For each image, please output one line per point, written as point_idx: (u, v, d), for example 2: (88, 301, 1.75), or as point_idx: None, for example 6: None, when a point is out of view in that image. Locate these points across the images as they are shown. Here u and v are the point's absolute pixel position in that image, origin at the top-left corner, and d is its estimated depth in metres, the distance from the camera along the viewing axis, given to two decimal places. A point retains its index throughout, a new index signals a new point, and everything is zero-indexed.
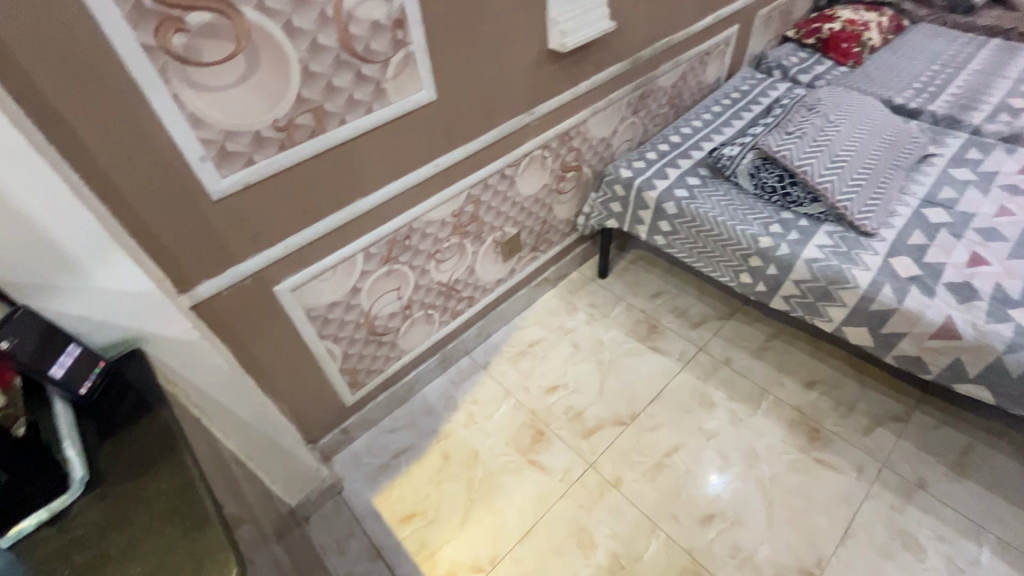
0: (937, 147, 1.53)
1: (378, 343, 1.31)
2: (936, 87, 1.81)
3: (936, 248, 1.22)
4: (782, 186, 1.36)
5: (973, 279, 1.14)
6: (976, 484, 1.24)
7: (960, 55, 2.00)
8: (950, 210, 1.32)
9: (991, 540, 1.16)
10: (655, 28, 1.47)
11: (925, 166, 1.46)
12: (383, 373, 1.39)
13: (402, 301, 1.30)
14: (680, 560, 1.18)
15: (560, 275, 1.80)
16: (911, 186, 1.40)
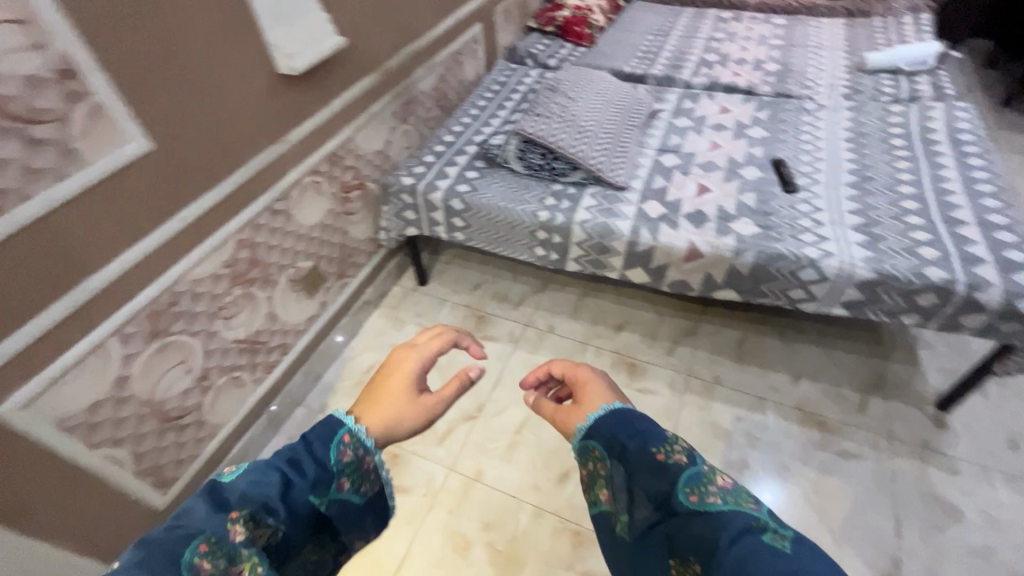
0: (661, 103, 1.82)
1: (178, 430, 1.15)
2: (652, 55, 2.15)
3: (673, 188, 1.45)
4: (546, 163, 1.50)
5: (702, 206, 1.38)
6: (753, 365, 1.52)
7: (665, 24, 2.38)
8: (679, 154, 1.58)
9: (770, 407, 1.43)
10: (394, 38, 1.49)
11: (655, 121, 1.72)
12: (198, 458, 1.23)
13: (194, 375, 1.15)
14: (550, 523, 1.26)
15: (379, 293, 1.77)
16: (647, 140, 1.64)
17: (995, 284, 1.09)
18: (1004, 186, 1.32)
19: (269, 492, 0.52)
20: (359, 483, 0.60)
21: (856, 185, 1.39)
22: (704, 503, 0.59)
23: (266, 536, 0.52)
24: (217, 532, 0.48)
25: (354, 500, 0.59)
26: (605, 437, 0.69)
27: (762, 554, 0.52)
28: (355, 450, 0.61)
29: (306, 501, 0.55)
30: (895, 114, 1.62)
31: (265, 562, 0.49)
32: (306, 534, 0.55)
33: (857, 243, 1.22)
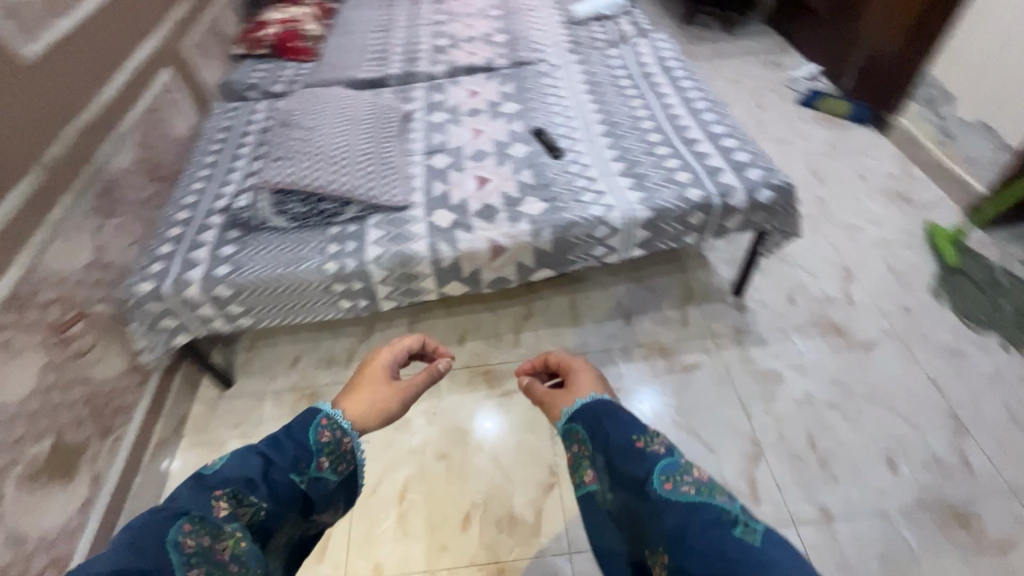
0: (411, 102, 1.73)
1: None
2: (385, 53, 2.03)
3: (453, 188, 1.39)
4: (312, 208, 1.31)
5: (487, 198, 1.34)
6: (591, 323, 1.58)
7: (386, 16, 2.28)
8: (446, 150, 1.52)
9: (618, 354, 1.51)
10: (43, 120, 1.14)
11: (412, 124, 1.64)
12: None
13: None
14: None
15: (177, 421, 1.43)
16: (411, 146, 1.55)
17: (737, 186, 1.25)
18: (713, 97, 1.52)
19: (253, 473, 0.65)
20: (335, 464, 0.73)
21: (609, 132, 1.48)
22: (679, 491, 0.67)
23: (249, 513, 0.62)
24: (200, 512, 0.59)
25: (326, 483, 0.72)
26: (592, 421, 0.79)
27: (725, 539, 0.61)
28: (332, 433, 0.75)
29: (288, 479, 0.67)
30: (614, 57, 1.76)
31: (247, 535, 0.60)
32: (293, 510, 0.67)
33: (628, 188, 1.30)
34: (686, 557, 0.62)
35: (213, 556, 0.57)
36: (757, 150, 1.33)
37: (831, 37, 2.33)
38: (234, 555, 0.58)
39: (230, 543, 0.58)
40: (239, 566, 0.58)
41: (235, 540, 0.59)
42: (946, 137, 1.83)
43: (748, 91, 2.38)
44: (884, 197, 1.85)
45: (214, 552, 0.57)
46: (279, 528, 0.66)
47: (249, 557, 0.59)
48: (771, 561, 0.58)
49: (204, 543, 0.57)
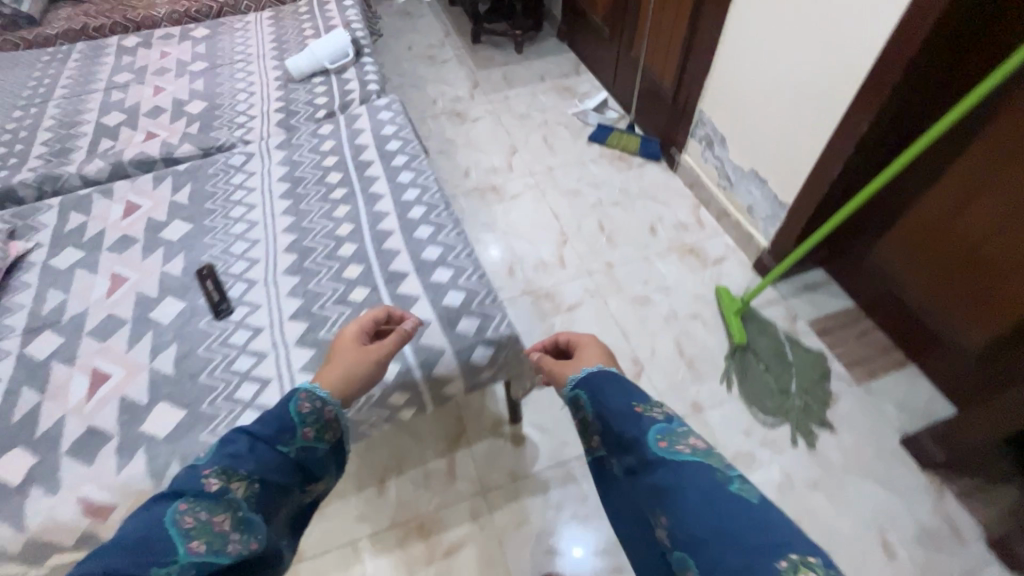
0: (32, 231, 1.20)
1: None
2: (20, 146, 1.45)
3: (50, 395, 0.93)
4: None
5: (96, 413, 0.90)
6: (335, 501, 1.19)
7: (41, 79, 1.68)
8: (59, 322, 1.03)
9: (367, 546, 1.15)
10: None
11: (23, 273, 1.13)
12: None
13: None
14: None
15: None
16: (10, 317, 1.05)
17: (446, 348, 0.93)
18: (436, 196, 1.18)
19: (241, 451, 0.69)
20: (319, 434, 0.77)
21: (298, 264, 1.09)
22: (672, 449, 0.61)
23: (243, 490, 0.66)
24: (192, 493, 0.63)
25: (312, 455, 0.76)
26: (589, 389, 0.74)
27: (720, 499, 0.54)
28: (310, 405, 0.77)
29: (276, 454, 0.71)
30: (326, 134, 1.35)
31: (241, 506, 0.65)
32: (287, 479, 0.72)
33: (306, 367, 0.93)
34: (682, 521, 0.54)
35: (213, 531, 0.61)
36: (478, 283, 1.02)
37: (614, 61, 2.12)
38: (234, 523, 0.63)
39: (227, 517, 0.63)
40: (235, 540, 0.62)
41: (231, 515, 0.63)
42: (725, 182, 1.67)
43: (538, 128, 2.10)
44: (676, 254, 1.66)
45: (210, 524, 0.61)
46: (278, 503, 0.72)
47: (248, 525, 0.64)
48: (774, 520, 0.51)
49: (201, 517, 0.61)
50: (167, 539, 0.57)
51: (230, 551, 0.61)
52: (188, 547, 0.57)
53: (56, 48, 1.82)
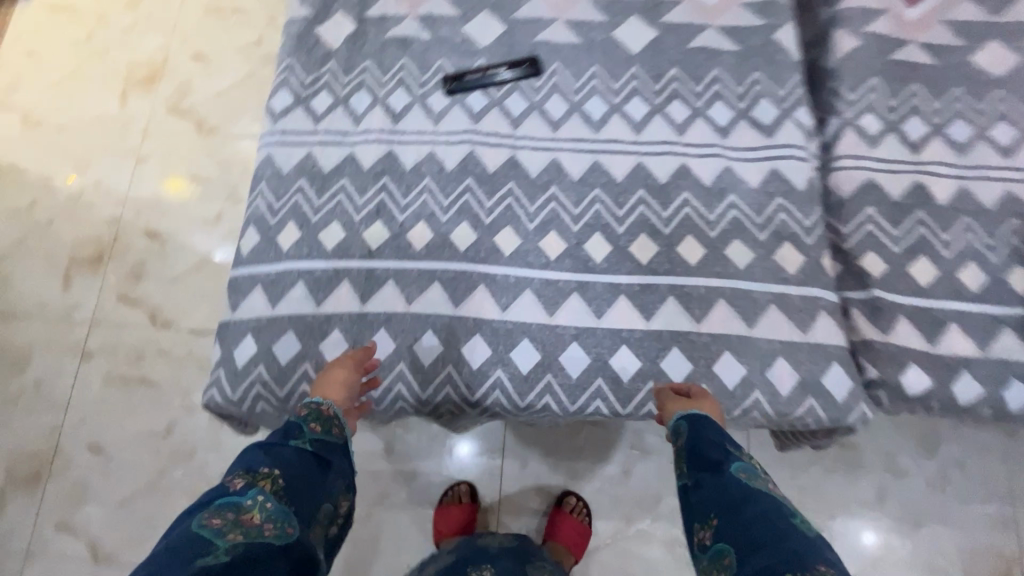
0: None
1: None
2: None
3: None
4: None
5: None
6: None
7: None
8: None
9: None
10: None
11: None
12: None
13: None
14: (159, 55, 1.42)
15: None
16: None
17: (231, 313, 0.73)
18: (499, 399, 0.67)
19: (252, 453, 0.57)
20: (330, 423, 0.62)
21: (472, 172, 0.77)
22: (748, 483, 0.55)
23: (270, 486, 0.53)
24: (218, 498, 0.51)
25: (331, 445, 0.61)
26: (689, 422, 0.60)
27: (788, 530, 0.50)
28: (310, 406, 0.63)
29: (288, 450, 0.57)
30: (768, 256, 0.70)
31: (273, 495, 0.53)
32: (314, 459, 0.58)
33: (308, 160, 0.79)
34: (752, 518, 0.51)
35: (244, 525, 0.50)
36: (296, 394, 0.69)
37: None
38: (267, 512, 0.51)
39: (259, 509, 0.51)
40: (274, 527, 0.51)
41: (261, 509, 0.51)
42: None
43: None
44: None
45: (243, 520, 0.50)
46: (320, 492, 0.57)
47: (281, 511, 0.52)
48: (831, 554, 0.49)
49: (229, 515, 0.50)
50: (196, 543, 0.46)
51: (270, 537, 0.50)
52: (223, 541, 0.48)
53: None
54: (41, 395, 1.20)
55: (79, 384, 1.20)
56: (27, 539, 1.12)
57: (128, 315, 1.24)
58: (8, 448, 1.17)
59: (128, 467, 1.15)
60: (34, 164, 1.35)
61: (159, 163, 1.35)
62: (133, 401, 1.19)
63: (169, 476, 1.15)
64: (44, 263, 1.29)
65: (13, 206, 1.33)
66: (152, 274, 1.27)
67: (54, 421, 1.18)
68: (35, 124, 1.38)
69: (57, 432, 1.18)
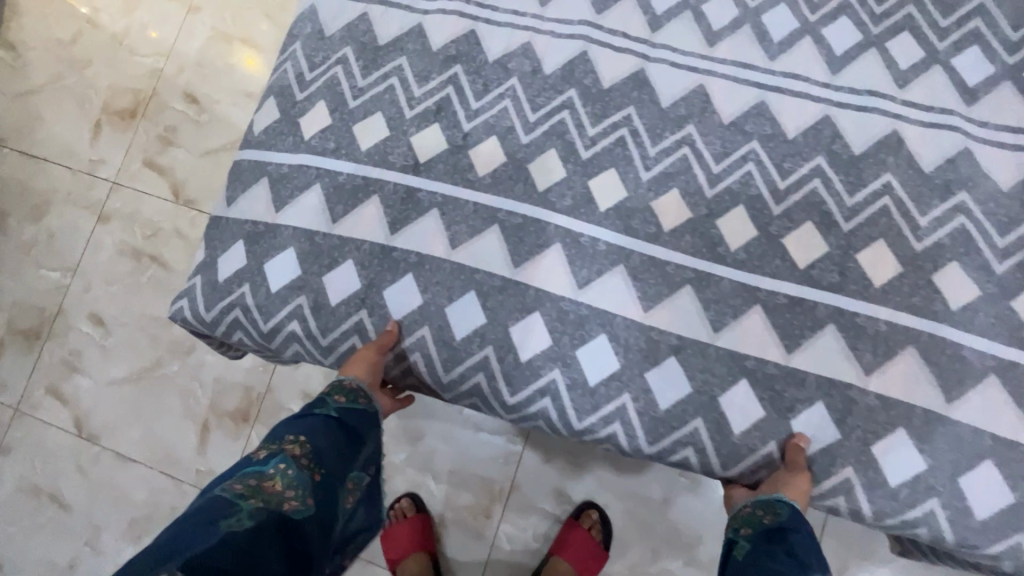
0: None
1: None
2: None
3: None
4: None
5: None
6: None
7: None
8: None
9: None
10: None
11: None
12: None
13: None
14: None
15: None
16: None
17: (224, 207, 0.55)
18: (547, 409, 0.47)
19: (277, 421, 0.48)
20: (358, 395, 0.49)
21: (578, 82, 0.54)
22: None
23: (297, 452, 0.44)
24: (242, 466, 0.43)
25: (362, 417, 0.49)
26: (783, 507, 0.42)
27: None
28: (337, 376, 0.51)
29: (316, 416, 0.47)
30: (1002, 302, 0.45)
31: (298, 461, 0.44)
32: (344, 428, 0.48)
33: (361, 23, 0.57)
34: None
35: (265, 493, 0.41)
36: (283, 333, 0.52)
37: None
38: (290, 478, 0.42)
39: (281, 477, 0.42)
40: (296, 500, 0.42)
41: (283, 478, 0.42)
42: None
43: None
44: None
45: (265, 487, 0.41)
46: (349, 463, 0.47)
47: (304, 478, 0.43)
48: None
49: (250, 483, 0.41)
50: (211, 511, 0.38)
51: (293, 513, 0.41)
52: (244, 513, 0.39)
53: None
54: (54, 249, 0.95)
55: (91, 247, 0.94)
56: (19, 395, 0.92)
57: (152, 183, 0.95)
58: (14, 297, 0.95)
59: (128, 350, 0.91)
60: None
61: (219, 11, 0.96)
62: (140, 283, 0.92)
63: (164, 369, 0.90)
64: (68, 81, 0.99)
65: (53, 36, 1.00)
66: (186, 144, 0.94)
67: (61, 280, 0.94)
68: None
69: (63, 292, 0.94)
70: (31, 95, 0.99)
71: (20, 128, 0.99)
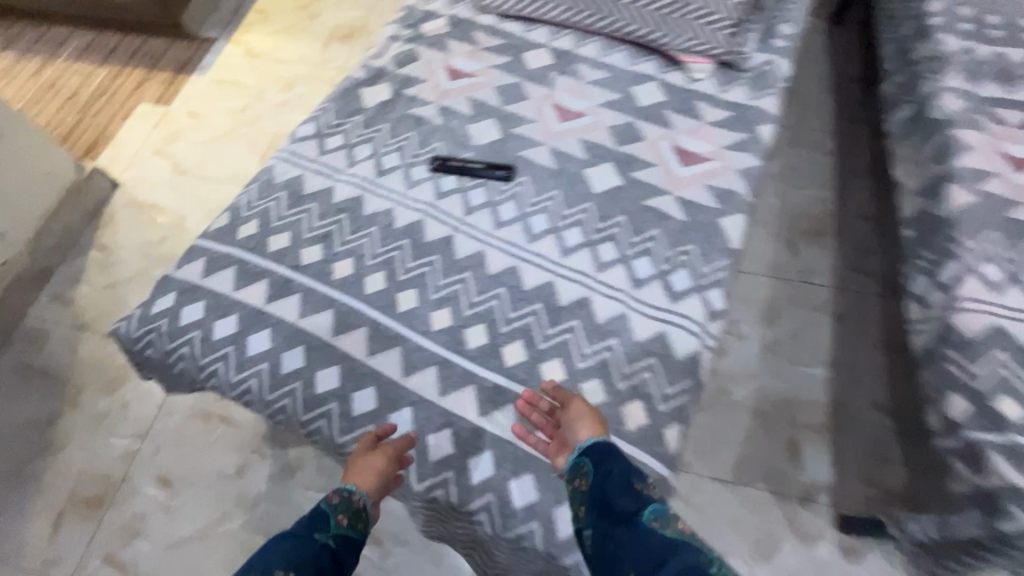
0: (718, 84, 1.04)
1: None
2: (921, 112, 1.06)
3: (475, 53, 1.10)
4: None
5: (425, 68, 1.09)
6: None
7: None
8: (553, 67, 1.08)
9: None
10: None
11: (649, 66, 1.07)
12: None
13: None
14: (283, 70, 1.73)
15: None
16: (596, 49, 1.10)
17: (174, 269, 0.86)
18: (322, 426, 0.73)
19: (277, 549, 0.68)
20: (355, 520, 0.72)
21: (412, 235, 0.88)
22: (667, 527, 0.65)
23: None
24: None
25: (350, 542, 0.71)
26: (600, 460, 0.67)
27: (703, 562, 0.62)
28: (338, 498, 0.72)
29: (313, 545, 0.68)
30: (616, 405, 0.72)
31: None
32: (330, 557, 0.69)
33: (298, 179, 0.94)
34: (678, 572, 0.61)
35: None
36: (177, 352, 0.79)
37: None
38: None
39: None
40: None
41: None
42: None
43: None
44: None
45: None
46: None
47: None
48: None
49: None
50: None
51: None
52: None
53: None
54: (123, 419, 1.23)
55: (163, 416, 1.23)
56: (72, 567, 1.10)
57: None
58: (80, 467, 1.19)
59: (185, 509, 1.13)
60: (171, 204, 1.50)
61: None
62: (206, 444, 1.19)
63: (227, 523, 1.12)
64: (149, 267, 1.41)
65: (145, 240, 1.45)
66: None
67: (130, 446, 1.20)
68: (183, 172, 1.55)
69: (132, 459, 1.19)
70: (117, 285, 1.39)
71: (104, 312, 1.36)
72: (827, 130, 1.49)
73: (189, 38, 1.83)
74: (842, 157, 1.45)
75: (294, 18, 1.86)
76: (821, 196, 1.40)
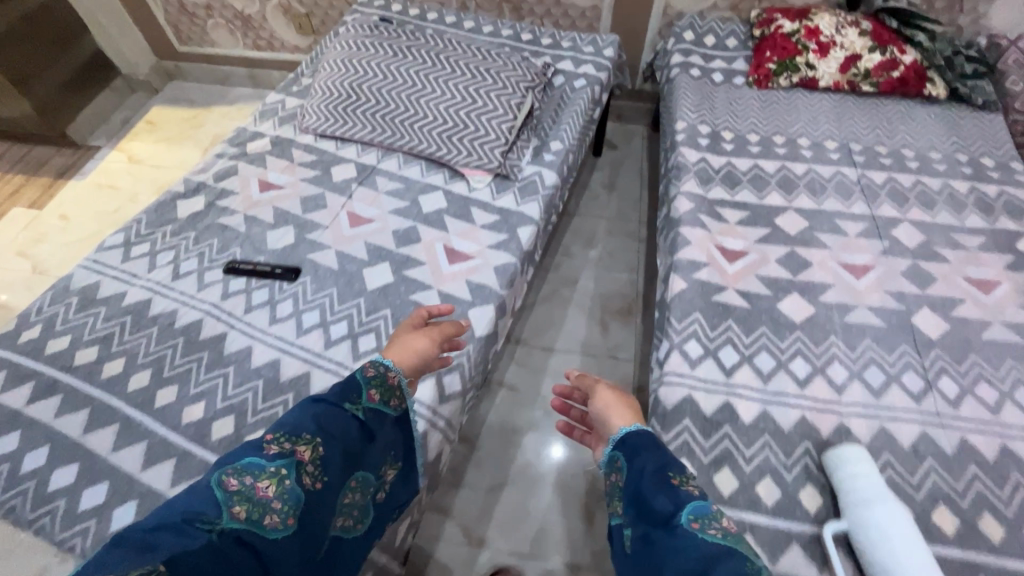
0: (492, 193, 1.21)
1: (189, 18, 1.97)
2: (667, 212, 1.25)
3: (288, 168, 1.26)
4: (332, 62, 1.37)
5: (242, 181, 1.23)
6: None
7: (850, 263, 1.10)
8: (355, 179, 1.24)
9: None
10: None
11: (438, 177, 1.25)
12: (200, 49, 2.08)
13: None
14: (159, 175, 1.87)
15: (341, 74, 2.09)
16: (395, 163, 1.28)
17: None
18: (44, 523, 0.76)
19: (302, 420, 0.71)
20: (389, 395, 0.80)
21: (187, 334, 0.97)
22: (702, 530, 0.62)
23: (307, 454, 0.68)
24: (239, 466, 0.64)
25: (383, 411, 0.79)
26: (627, 449, 0.75)
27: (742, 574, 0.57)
28: (377, 370, 0.81)
29: (345, 413, 0.74)
30: None
31: (290, 472, 0.65)
32: (358, 426, 0.74)
33: (94, 285, 1.03)
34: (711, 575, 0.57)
35: (254, 496, 0.62)
36: None
37: None
38: (277, 490, 0.63)
39: (272, 484, 0.63)
40: (282, 506, 0.63)
41: (278, 482, 0.64)
42: None
43: None
44: None
45: (256, 492, 0.62)
46: (343, 467, 0.71)
47: (290, 496, 0.64)
48: None
49: (246, 484, 0.63)
50: (214, 502, 0.60)
51: (272, 525, 0.61)
52: (230, 514, 0.59)
53: (958, 281, 1.07)
54: None
55: None
56: None
57: None
58: None
59: None
60: (21, 304, 1.55)
61: None
62: None
63: None
64: None
65: None
66: None
67: None
68: (42, 272, 1.61)
69: None
70: None
71: None
72: (640, 221, 1.70)
73: (75, 145, 1.96)
74: (651, 244, 1.65)
75: (179, 128, 2.03)
76: (630, 278, 1.57)
